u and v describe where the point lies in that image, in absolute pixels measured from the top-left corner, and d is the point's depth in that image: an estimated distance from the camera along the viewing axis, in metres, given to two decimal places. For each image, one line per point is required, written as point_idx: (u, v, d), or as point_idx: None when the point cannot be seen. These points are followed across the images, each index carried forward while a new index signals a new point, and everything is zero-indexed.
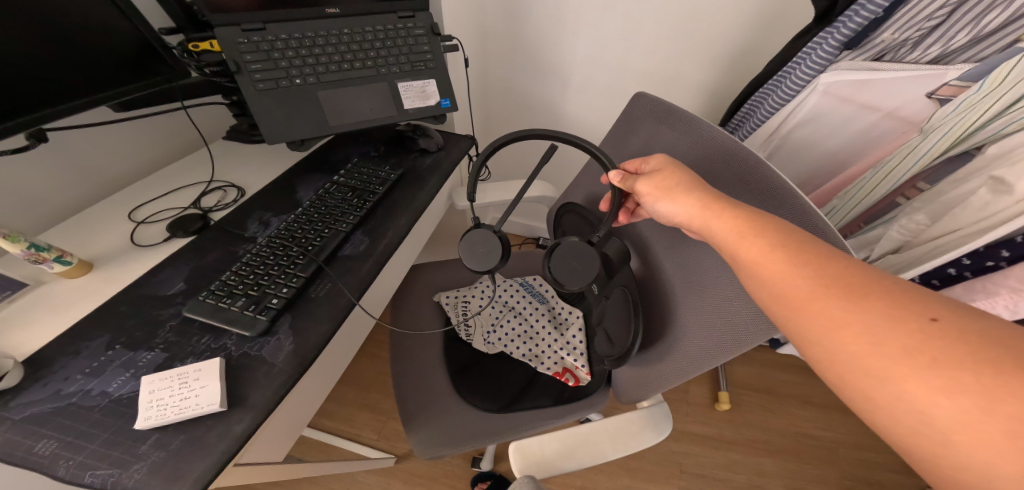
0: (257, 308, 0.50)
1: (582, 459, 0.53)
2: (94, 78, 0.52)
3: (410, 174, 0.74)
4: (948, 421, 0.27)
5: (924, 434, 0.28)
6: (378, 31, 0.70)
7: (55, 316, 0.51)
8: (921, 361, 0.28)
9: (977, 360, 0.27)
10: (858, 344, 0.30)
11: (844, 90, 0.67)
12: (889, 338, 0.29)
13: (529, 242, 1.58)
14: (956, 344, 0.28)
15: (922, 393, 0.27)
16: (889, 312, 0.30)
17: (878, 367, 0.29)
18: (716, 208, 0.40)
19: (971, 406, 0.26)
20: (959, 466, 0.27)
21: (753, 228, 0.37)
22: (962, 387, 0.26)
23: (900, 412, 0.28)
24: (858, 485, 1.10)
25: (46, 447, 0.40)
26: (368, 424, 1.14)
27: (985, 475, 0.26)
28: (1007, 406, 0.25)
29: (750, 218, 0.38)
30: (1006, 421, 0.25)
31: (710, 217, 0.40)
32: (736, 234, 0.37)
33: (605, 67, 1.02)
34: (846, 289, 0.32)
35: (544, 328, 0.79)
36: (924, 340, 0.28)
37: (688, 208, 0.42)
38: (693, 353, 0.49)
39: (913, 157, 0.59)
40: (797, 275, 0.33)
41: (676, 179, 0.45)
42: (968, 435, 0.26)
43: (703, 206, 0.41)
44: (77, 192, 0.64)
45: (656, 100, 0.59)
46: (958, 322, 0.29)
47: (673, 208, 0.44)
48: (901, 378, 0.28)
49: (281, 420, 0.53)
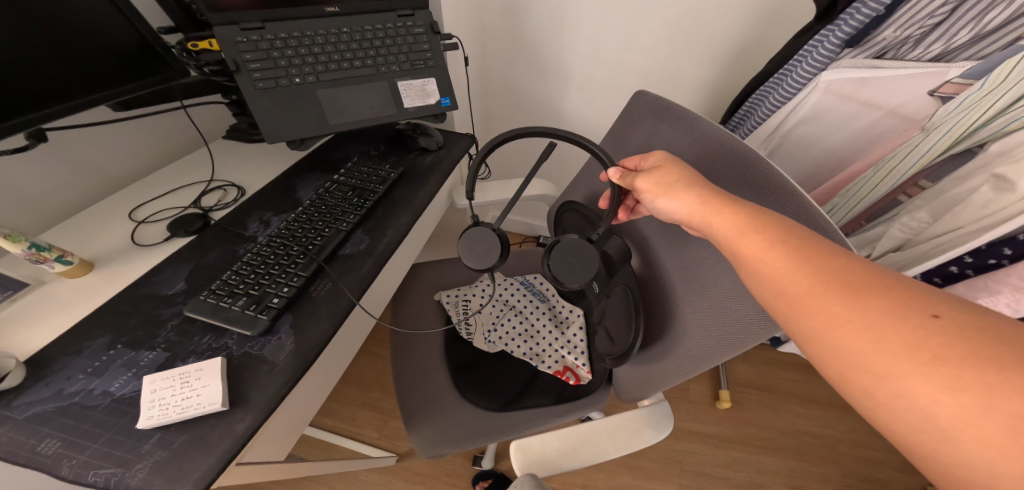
0: (258, 307, 0.50)
1: (583, 458, 0.53)
2: (93, 78, 0.52)
3: (410, 173, 0.74)
4: (948, 417, 0.27)
5: (924, 430, 0.28)
6: (378, 30, 0.69)
7: (57, 316, 0.51)
8: (921, 358, 0.28)
9: (978, 356, 0.27)
10: (858, 342, 0.30)
11: (846, 87, 0.66)
12: (889, 335, 0.29)
13: (529, 241, 1.58)
14: (957, 341, 0.28)
15: (922, 389, 0.27)
16: (890, 309, 0.30)
17: (878, 364, 0.29)
18: (716, 205, 0.40)
19: (971, 403, 0.26)
20: (961, 462, 0.27)
21: (753, 224, 0.36)
22: (962, 384, 0.26)
23: (901, 409, 0.28)
24: (859, 482, 1.10)
25: (49, 447, 0.40)
26: (370, 423, 1.14)
27: (985, 472, 0.26)
28: (1006, 403, 0.25)
29: (750, 214, 0.37)
30: (1005, 418, 0.25)
31: (710, 214, 0.40)
32: (736, 230, 0.37)
33: (605, 66, 1.02)
34: (846, 285, 0.32)
35: (544, 326, 0.79)
36: (925, 337, 0.28)
37: (688, 206, 0.42)
38: (694, 352, 0.49)
39: (914, 155, 0.59)
40: (797, 272, 0.33)
41: (676, 176, 0.45)
42: (968, 432, 0.26)
43: (703, 203, 0.41)
44: (77, 192, 0.64)
45: (657, 97, 0.59)
46: (960, 318, 0.29)
47: (673, 205, 0.44)
48: (901, 375, 0.28)
49: (283, 419, 0.53)
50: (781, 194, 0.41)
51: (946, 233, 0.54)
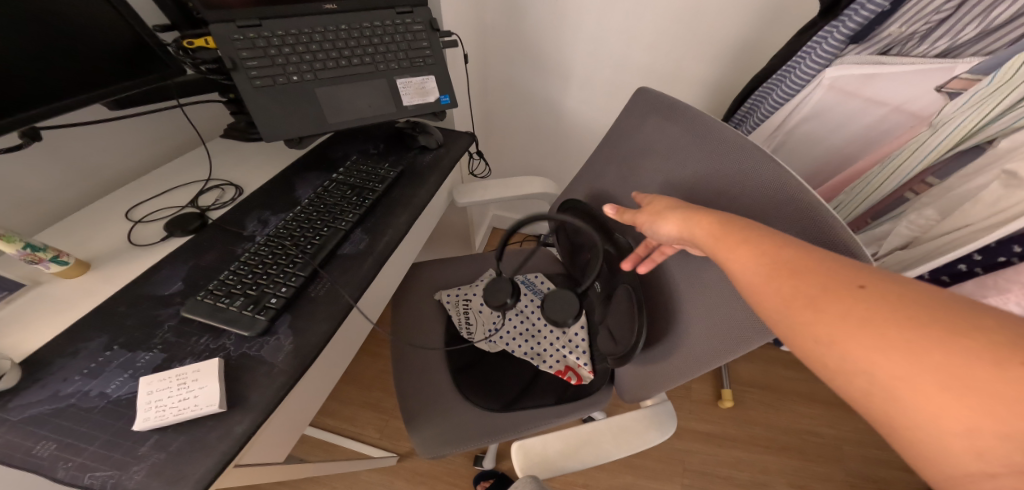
0: (256, 307, 0.49)
1: (585, 459, 0.53)
2: (87, 76, 0.51)
3: (410, 171, 0.74)
4: (888, 382, 0.23)
5: (879, 404, 0.24)
6: (376, 27, 0.69)
7: (54, 316, 0.50)
8: (846, 323, 0.25)
9: (906, 318, 0.24)
10: (798, 314, 0.28)
11: (852, 83, 0.66)
12: (818, 306, 0.27)
13: (529, 240, 1.57)
14: (887, 306, 0.25)
15: (856, 356, 0.24)
16: (820, 283, 0.28)
17: (814, 338, 0.27)
18: (694, 219, 0.39)
19: (905, 362, 0.23)
20: (926, 437, 0.23)
21: (717, 230, 0.36)
22: (892, 344, 0.24)
23: (849, 381, 0.25)
24: (863, 482, 1.09)
25: (45, 449, 0.39)
26: (370, 423, 1.14)
27: (945, 442, 0.22)
28: (935, 360, 0.22)
29: (716, 220, 0.37)
30: (941, 375, 0.22)
31: (687, 229, 0.40)
32: (709, 237, 0.37)
33: (607, 63, 1.01)
34: (780, 269, 0.30)
35: (545, 326, 0.78)
36: (853, 305, 0.26)
37: (677, 226, 0.41)
38: (698, 352, 0.48)
39: (921, 151, 0.58)
40: (746, 258, 0.32)
41: (665, 203, 0.44)
42: (911, 395, 0.23)
43: (682, 221, 0.40)
44: (72, 192, 0.63)
45: (658, 95, 0.58)
46: (892, 286, 0.26)
47: (667, 227, 0.43)
48: (835, 344, 0.25)
49: (282, 419, 0.52)
50: (787, 192, 0.40)
51: (954, 230, 0.54)
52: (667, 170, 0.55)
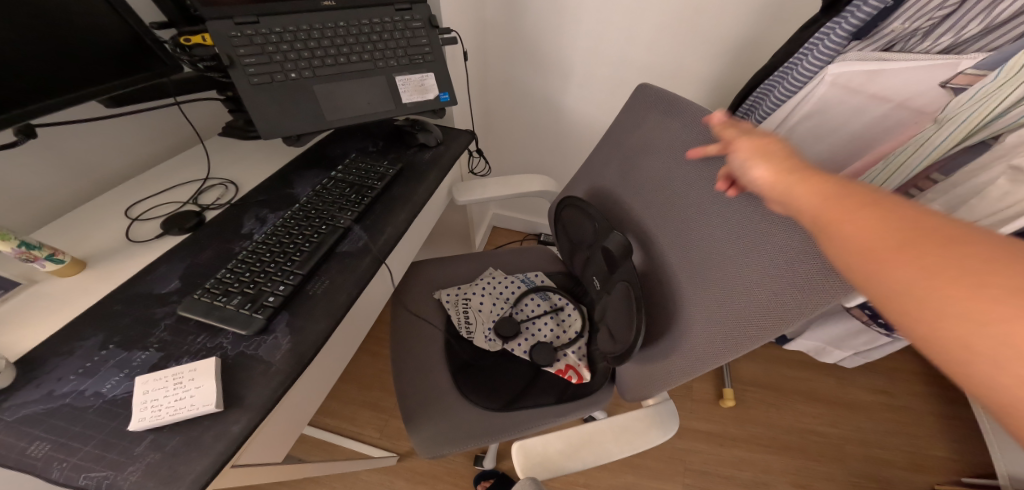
0: (253, 306, 0.49)
1: (586, 459, 0.52)
2: (82, 72, 0.51)
3: (409, 169, 0.73)
4: None
5: None
6: (375, 24, 0.68)
7: (49, 315, 0.50)
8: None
9: None
10: (942, 281, 0.22)
11: (856, 79, 0.64)
12: (979, 274, 0.22)
13: (529, 239, 1.57)
14: None
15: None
16: (985, 254, 0.22)
17: (968, 307, 0.21)
18: (807, 171, 0.33)
19: None
20: None
21: (839, 185, 0.30)
22: None
23: (998, 364, 0.20)
24: (866, 482, 1.08)
25: (39, 449, 0.39)
26: (370, 422, 1.13)
27: None
28: None
29: (834, 178, 0.31)
30: None
31: (787, 180, 0.34)
32: (819, 191, 0.31)
33: (607, 61, 1.01)
34: (926, 230, 0.25)
35: (546, 325, 0.78)
36: None
37: (771, 173, 0.36)
38: (699, 351, 0.48)
39: (925, 148, 0.56)
40: (875, 218, 0.27)
41: (777, 148, 0.38)
42: None
43: (790, 168, 0.35)
44: (69, 190, 0.63)
45: (659, 90, 0.58)
46: None
47: (755, 175, 0.37)
48: (1000, 317, 0.20)
49: (280, 419, 0.52)
50: None
51: None
52: (670, 165, 0.54)
